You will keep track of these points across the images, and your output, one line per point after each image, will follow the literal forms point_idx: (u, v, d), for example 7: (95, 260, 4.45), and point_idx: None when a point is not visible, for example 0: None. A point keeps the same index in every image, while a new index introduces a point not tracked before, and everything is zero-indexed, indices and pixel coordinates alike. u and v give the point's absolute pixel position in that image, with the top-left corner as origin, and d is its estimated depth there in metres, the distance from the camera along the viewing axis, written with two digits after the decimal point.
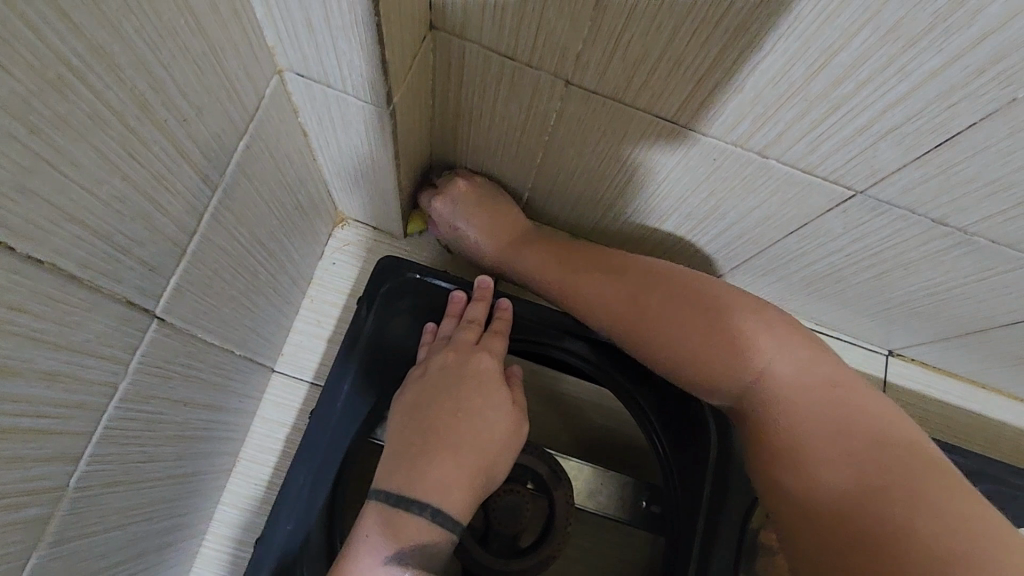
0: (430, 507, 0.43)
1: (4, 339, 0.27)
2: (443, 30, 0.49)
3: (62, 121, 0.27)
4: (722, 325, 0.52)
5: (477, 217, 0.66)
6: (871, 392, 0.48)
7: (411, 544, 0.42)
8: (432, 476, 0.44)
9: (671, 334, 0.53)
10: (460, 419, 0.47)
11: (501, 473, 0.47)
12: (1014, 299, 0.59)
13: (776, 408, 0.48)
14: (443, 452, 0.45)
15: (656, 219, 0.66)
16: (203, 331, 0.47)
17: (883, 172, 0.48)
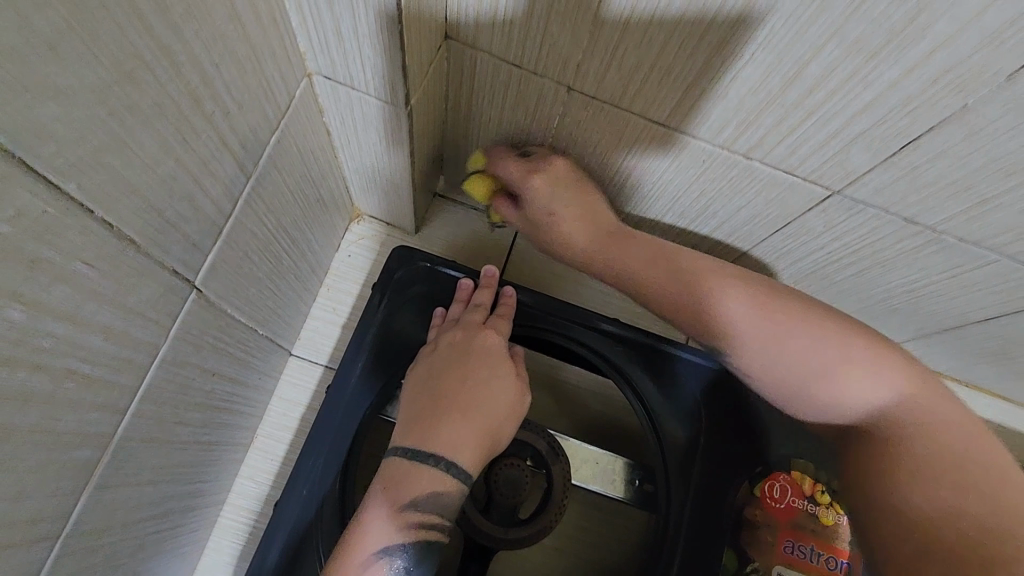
0: (444, 460, 0.47)
1: (77, 292, 0.32)
2: (456, 41, 0.54)
3: (136, 108, 0.32)
4: (849, 341, 0.53)
5: (576, 200, 0.63)
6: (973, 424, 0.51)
7: (426, 493, 0.46)
8: (446, 434, 0.48)
9: (846, 352, 0.53)
10: (472, 385, 0.51)
11: (507, 437, 0.51)
12: (985, 296, 0.63)
13: (914, 428, 0.50)
14: (458, 413, 0.49)
15: (663, 218, 0.70)
16: (232, 307, 0.52)
17: (856, 174, 0.52)
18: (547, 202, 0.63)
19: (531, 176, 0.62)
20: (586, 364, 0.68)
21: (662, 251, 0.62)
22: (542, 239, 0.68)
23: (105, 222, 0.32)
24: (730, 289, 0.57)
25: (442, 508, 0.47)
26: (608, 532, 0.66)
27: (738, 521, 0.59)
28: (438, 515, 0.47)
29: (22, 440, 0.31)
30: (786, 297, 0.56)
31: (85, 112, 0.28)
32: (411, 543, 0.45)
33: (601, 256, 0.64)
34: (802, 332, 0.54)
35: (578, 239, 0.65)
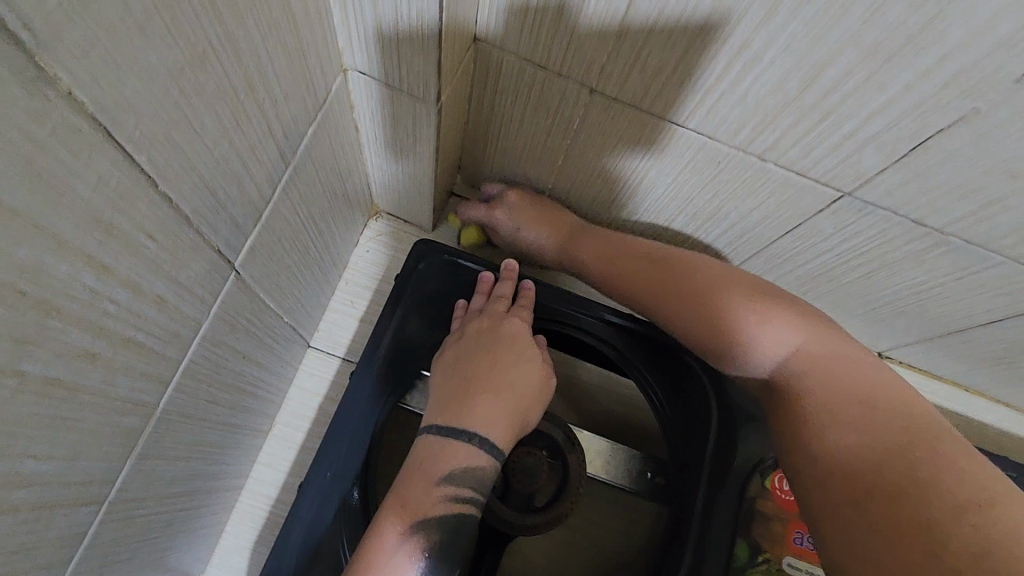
0: (476, 435, 0.50)
1: (138, 260, 0.33)
2: (485, 42, 0.57)
3: (201, 89, 0.34)
4: (720, 302, 0.58)
5: (533, 218, 0.72)
6: (879, 374, 0.53)
7: (463, 467, 0.49)
8: (477, 412, 0.51)
9: (758, 312, 0.56)
10: (501, 368, 0.54)
11: (534, 418, 0.54)
12: (989, 299, 0.65)
13: (807, 377, 0.53)
14: (489, 393, 0.52)
15: (658, 219, 0.74)
16: (263, 291, 0.54)
17: (866, 176, 0.54)
18: (510, 225, 0.73)
19: (494, 212, 0.74)
20: (601, 358, 0.70)
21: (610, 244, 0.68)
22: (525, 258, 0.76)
23: (167, 195, 0.34)
24: (669, 266, 0.63)
25: (477, 482, 0.49)
26: (619, 524, 0.67)
27: (748, 515, 0.59)
28: (474, 489, 0.49)
29: (83, 399, 0.32)
30: (699, 270, 0.61)
31: (159, 88, 0.30)
32: (449, 517, 0.47)
33: (568, 256, 0.71)
34: (722, 295, 0.58)
35: (545, 249, 0.73)
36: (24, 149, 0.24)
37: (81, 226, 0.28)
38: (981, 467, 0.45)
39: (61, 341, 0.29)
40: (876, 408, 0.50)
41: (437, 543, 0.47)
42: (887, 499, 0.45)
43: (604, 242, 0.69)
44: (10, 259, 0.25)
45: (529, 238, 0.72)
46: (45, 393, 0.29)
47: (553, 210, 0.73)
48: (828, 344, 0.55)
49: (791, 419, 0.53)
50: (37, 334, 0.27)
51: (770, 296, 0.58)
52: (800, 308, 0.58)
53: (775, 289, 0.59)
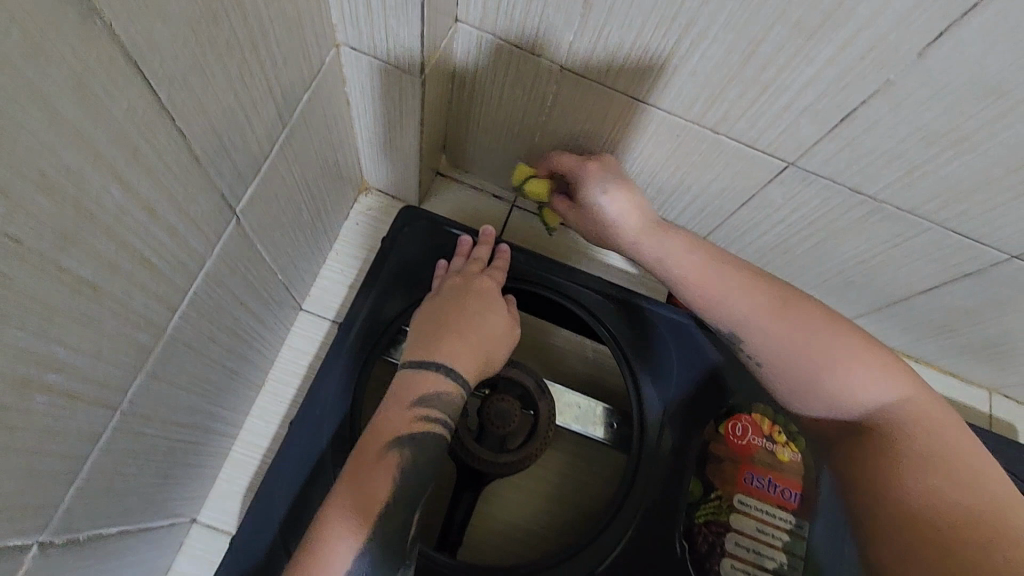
0: (445, 366, 0.56)
1: (155, 186, 0.38)
2: (465, 23, 0.62)
3: (213, 41, 0.39)
4: (833, 349, 0.58)
5: (619, 190, 0.68)
6: (971, 452, 0.55)
7: (432, 392, 0.55)
8: (447, 348, 0.57)
9: (865, 368, 0.58)
10: (472, 315, 0.60)
11: (500, 357, 0.61)
12: (924, 266, 0.72)
13: (906, 432, 0.55)
14: (458, 332, 0.59)
15: None
16: (260, 244, 0.59)
17: (806, 145, 0.61)
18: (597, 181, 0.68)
19: (586, 164, 0.69)
20: (571, 320, 0.75)
21: (706, 250, 0.65)
22: (593, 225, 0.71)
23: (182, 133, 0.39)
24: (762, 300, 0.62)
25: (445, 405, 0.55)
26: (589, 474, 0.72)
27: (704, 456, 0.66)
28: (441, 410, 0.55)
29: (106, 304, 0.37)
30: (810, 311, 0.61)
31: (180, 35, 0.36)
32: (420, 434, 0.54)
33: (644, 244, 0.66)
34: (834, 341, 0.59)
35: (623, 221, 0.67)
36: (75, 68, 0.29)
37: (112, 143, 0.33)
38: None
39: (90, 244, 0.34)
40: (960, 480, 0.52)
41: (411, 457, 0.53)
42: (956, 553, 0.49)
43: (700, 251, 0.65)
44: (58, 160, 0.30)
45: (613, 204, 0.67)
46: (77, 290, 0.34)
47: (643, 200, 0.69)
48: (928, 411, 0.57)
49: (883, 462, 0.55)
50: (72, 233, 0.32)
51: (881, 356, 0.59)
52: (901, 371, 0.59)
53: (885, 351, 0.60)
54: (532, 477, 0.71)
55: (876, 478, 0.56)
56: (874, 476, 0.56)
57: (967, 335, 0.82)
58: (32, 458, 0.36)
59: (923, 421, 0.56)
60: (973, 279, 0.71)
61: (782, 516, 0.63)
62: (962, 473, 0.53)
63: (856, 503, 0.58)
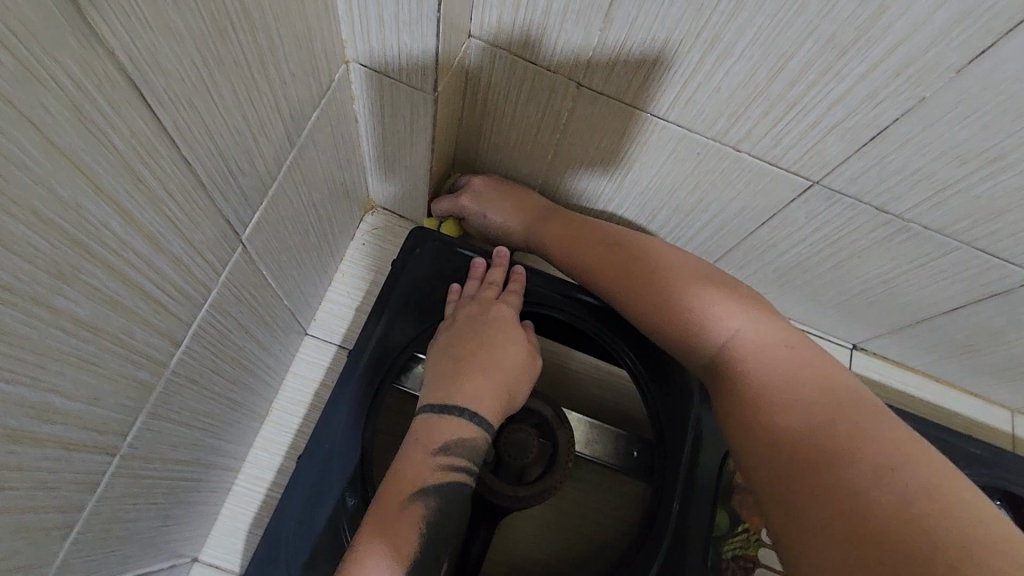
0: (467, 410, 0.54)
1: (158, 216, 0.36)
2: (479, 39, 0.60)
3: (220, 61, 0.37)
4: (659, 283, 0.61)
5: (498, 203, 0.75)
6: (814, 359, 0.54)
7: (456, 439, 0.52)
8: (467, 389, 0.55)
9: (686, 292, 0.59)
10: (490, 350, 0.58)
11: (521, 393, 0.58)
12: (951, 286, 0.69)
13: (742, 354, 0.55)
14: (477, 371, 0.56)
15: (642, 214, 0.77)
16: (266, 269, 0.56)
17: (832, 164, 0.59)
18: (477, 209, 0.76)
19: (461, 200, 0.76)
20: (587, 344, 0.72)
21: (577, 225, 0.71)
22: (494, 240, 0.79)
23: (186, 158, 0.37)
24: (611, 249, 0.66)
25: (469, 451, 0.53)
26: (606, 506, 0.69)
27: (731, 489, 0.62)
28: (466, 457, 0.52)
29: (104, 344, 0.34)
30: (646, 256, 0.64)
31: (186, 56, 0.33)
32: (445, 484, 0.51)
33: (530, 232, 0.74)
34: (667, 275, 0.61)
35: (508, 225, 0.75)
36: (74, 94, 0.26)
37: (113, 173, 0.30)
38: (886, 454, 0.44)
39: (89, 282, 0.31)
40: (794, 392, 0.51)
41: (437, 510, 0.50)
42: (815, 470, 0.45)
43: (575, 227, 0.71)
44: (55, 193, 0.27)
45: (497, 218, 0.75)
46: (74, 332, 0.32)
47: (519, 193, 0.76)
48: (749, 325, 0.57)
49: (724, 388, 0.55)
50: (70, 271, 0.30)
51: (707, 281, 0.60)
52: (705, 289, 0.60)
53: (713, 276, 0.62)
54: (549, 508, 0.68)
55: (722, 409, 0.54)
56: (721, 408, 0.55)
57: (991, 356, 0.80)
58: (25, 515, 0.33)
59: (759, 342, 0.55)
60: (1000, 299, 0.69)
61: None
62: (787, 389, 0.51)
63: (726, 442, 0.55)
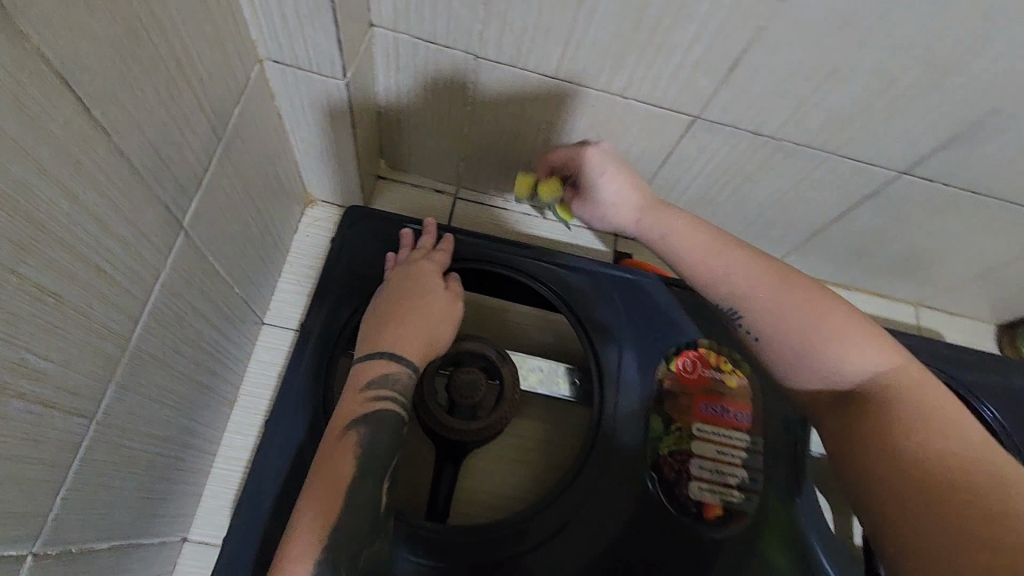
0: (389, 351, 0.60)
1: (101, 199, 0.41)
2: (380, 27, 0.66)
3: (137, 60, 0.42)
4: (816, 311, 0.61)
5: (621, 173, 0.71)
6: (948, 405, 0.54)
7: (380, 375, 0.59)
8: (390, 335, 0.61)
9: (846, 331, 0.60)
10: (413, 301, 0.64)
11: (444, 335, 0.64)
12: (830, 196, 0.79)
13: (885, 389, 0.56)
14: (403, 319, 0.63)
15: None
16: (212, 256, 0.61)
17: (705, 98, 0.67)
18: (596, 163, 0.71)
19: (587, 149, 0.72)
20: (521, 290, 0.79)
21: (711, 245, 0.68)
22: (591, 212, 0.75)
23: (119, 148, 0.42)
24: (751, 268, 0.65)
25: (395, 385, 0.59)
26: (562, 434, 0.76)
27: (659, 393, 0.70)
28: (393, 389, 0.59)
29: (67, 313, 0.40)
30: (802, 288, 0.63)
31: (104, 56, 0.39)
32: (375, 414, 0.57)
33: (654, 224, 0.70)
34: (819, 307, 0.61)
35: (625, 191, 0.71)
36: (12, 89, 0.32)
37: (55, 159, 0.36)
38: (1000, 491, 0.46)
39: (46, 256, 0.37)
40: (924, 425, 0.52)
41: (369, 436, 0.56)
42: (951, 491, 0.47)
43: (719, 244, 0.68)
44: (6, 175, 0.32)
45: (614, 181, 0.71)
46: (39, 299, 0.37)
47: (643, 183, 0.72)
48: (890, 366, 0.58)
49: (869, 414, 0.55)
50: (27, 245, 0.35)
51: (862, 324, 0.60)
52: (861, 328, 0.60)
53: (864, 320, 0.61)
54: (510, 442, 0.75)
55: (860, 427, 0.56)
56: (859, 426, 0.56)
57: (882, 255, 0.90)
58: (18, 465, 0.38)
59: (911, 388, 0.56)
60: (873, 201, 0.78)
61: (738, 436, 0.69)
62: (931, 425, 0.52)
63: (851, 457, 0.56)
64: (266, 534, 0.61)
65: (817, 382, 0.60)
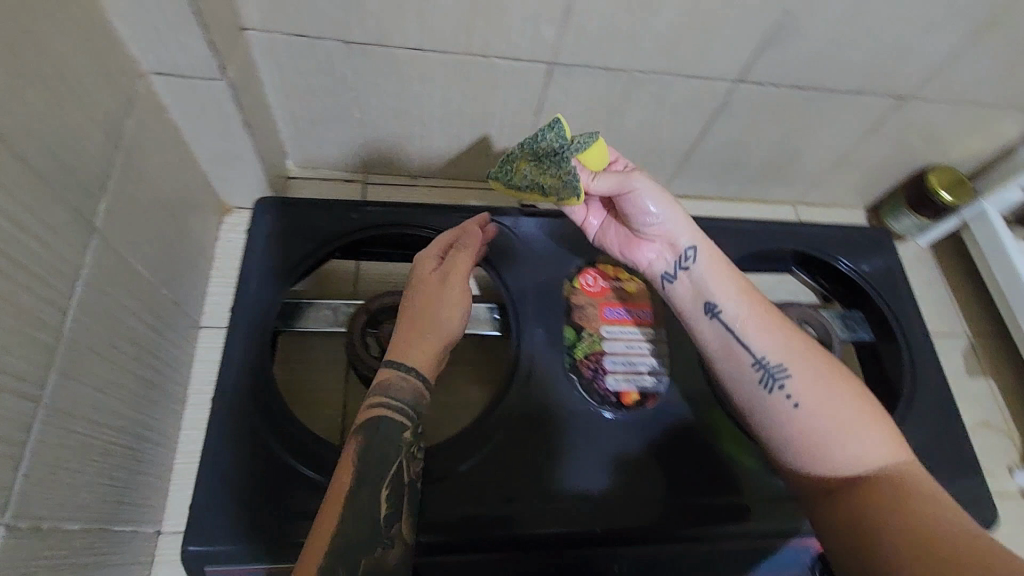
0: (390, 360, 0.65)
1: (8, 197, 0.46)
2: (252, 29, 0.73)
3: (19, 75, 0.48)
4: (833, 396, 0.61)
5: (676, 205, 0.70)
6: (940, 506, 0.54)
7: (381, 384, 0.64)
8: (397, 344, 0.66)
9: (859, 423, 0.60)
10: (415, 304, 0.68)
11: (445, 335, 0.67)
12: (688, 115, 0.90)
13: (888, 483, 0.57)
14: (410, 325, 0.67)
15: (450, 138, 0.93)
16: (133, 260, 0.66)
17: (552, 43, 0.76)
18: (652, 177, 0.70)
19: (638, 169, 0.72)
20: None
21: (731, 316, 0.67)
22: (638, 199, 0.68)
23: (17, 152, 0.47)
24: (773, 344, 0.65)
25: (391, 390, 0.63)
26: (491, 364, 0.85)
27: (568, 308, 0.78)
28: (391, 396, 0.63)
29: None
30: (824, 370, 0.63)
31: None
32: (372, 421, 0.61)
33: (694, 275, 0.69)
34: (835, 392, 0.62)
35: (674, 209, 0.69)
36: None
37: None
38: None
39: None
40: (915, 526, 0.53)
41: (366, 441, 0.60)
42: None
43: (760, 310, 0.67)
44: None
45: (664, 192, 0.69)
46: None
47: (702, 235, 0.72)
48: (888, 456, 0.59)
49: (867, 501, 0.56)
50: None
51: (873, 415, 0.61)
52: (870, 414, 0.61)
53: (874, 407, 0.62)
54: (445, 380, 0.83)
55: (859, 506, 0.57)
56: (856, 505, 0.57)
57: (750, 163, 1.02)
58: None
59: (909, 486, 0.56)
60: (723, 113, 0.90)
61: (643, 330, 0.78)
62: (922, 516, 0.54)
63: (848, 541, 0.57)
64: (234, 500, 0.66)
65: (811, 450, 0.60)
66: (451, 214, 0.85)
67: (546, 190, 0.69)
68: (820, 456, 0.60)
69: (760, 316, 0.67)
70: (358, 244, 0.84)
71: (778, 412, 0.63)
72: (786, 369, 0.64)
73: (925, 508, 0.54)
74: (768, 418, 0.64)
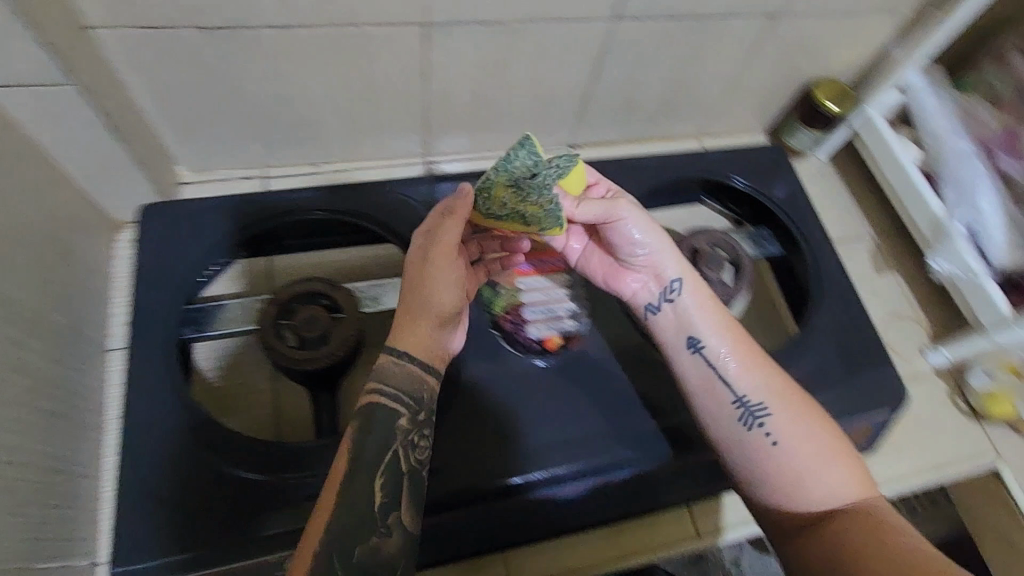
0: (390, 345, 0.64)
1: None
2: (94, 27, 0.69)
3: None
4: (806, 432, 0.66)
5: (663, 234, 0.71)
6: (895, 531, 0.59)
7: (383, 368, 0.64)
8: (398, 329, 0.65)
9: (830, 459, 0.65)
10: (413, 287, 0.65)
11: (442, 319, 0.65)
12: (572, 60, 0.90)
13: (853, 518, 0.61)
14: (408, 310, 0.65)
15: (341, 116, 0.91)
16: (8, 288, 0.62)
17: (417, 2, 0.75)
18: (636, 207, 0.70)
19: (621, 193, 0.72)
20: (336, 230, 0.85)
21: (712, 350, 0.70)
22: (619, 226, 0.68)
23: None
24: (751, 378, 0.69)
25: (388, 378, 0.63)
26: None
27: None
28: (387, 383, 0.63)
29: None
30: (799, 405, 0.68)
31: None
32: (371, 409, 0.61)
33: (682, 311, 0.72)
34: (807, 428, 0.66)
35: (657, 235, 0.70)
36: None
37: None
38: None
39: None
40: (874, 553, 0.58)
41: (361, 430, 0.61)
42: None
43: (742, 344, 0.71)
44: None
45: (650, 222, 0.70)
46: None
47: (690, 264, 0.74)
48: (852, 487, 0.64)
49: (834, 532, 0.61)
50: None
51: (840, 449, 0.66)
52: (836, 447, 0.66)
53: (840, 440, 0.66)
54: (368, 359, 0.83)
55: (827, 535, 0.61)
56: (824, 535, 0.61)
57: (646, 101, 1.03)
58: None
59: (871, 519, 0.61)
60: (606, 53, 0.91)
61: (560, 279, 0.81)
62: (882, 544, 0.58)
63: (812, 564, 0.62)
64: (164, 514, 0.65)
65: (786, 489, 0.65)
66: (359, 188, 0.84)
67: (528, 219, 0.65)
68: (795, 494, 0.64)
69: (744, 354, 0.70)
70: (275, 235, 0.83)
71: (757, 449, 0.66)
72: (765, 408, 0.67)
73: (885, 535, 0.59)
74: (748, 456, 0.67)
